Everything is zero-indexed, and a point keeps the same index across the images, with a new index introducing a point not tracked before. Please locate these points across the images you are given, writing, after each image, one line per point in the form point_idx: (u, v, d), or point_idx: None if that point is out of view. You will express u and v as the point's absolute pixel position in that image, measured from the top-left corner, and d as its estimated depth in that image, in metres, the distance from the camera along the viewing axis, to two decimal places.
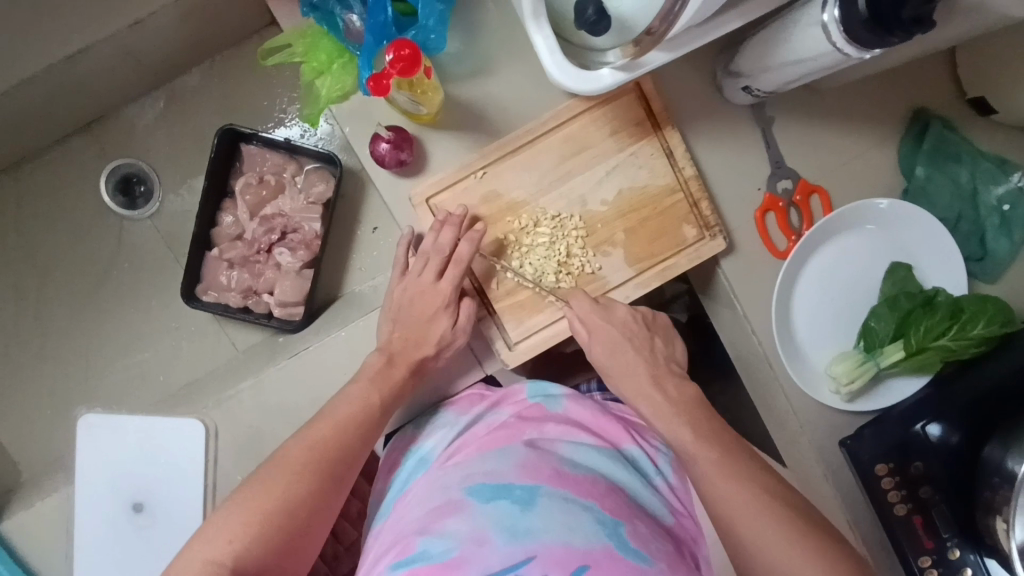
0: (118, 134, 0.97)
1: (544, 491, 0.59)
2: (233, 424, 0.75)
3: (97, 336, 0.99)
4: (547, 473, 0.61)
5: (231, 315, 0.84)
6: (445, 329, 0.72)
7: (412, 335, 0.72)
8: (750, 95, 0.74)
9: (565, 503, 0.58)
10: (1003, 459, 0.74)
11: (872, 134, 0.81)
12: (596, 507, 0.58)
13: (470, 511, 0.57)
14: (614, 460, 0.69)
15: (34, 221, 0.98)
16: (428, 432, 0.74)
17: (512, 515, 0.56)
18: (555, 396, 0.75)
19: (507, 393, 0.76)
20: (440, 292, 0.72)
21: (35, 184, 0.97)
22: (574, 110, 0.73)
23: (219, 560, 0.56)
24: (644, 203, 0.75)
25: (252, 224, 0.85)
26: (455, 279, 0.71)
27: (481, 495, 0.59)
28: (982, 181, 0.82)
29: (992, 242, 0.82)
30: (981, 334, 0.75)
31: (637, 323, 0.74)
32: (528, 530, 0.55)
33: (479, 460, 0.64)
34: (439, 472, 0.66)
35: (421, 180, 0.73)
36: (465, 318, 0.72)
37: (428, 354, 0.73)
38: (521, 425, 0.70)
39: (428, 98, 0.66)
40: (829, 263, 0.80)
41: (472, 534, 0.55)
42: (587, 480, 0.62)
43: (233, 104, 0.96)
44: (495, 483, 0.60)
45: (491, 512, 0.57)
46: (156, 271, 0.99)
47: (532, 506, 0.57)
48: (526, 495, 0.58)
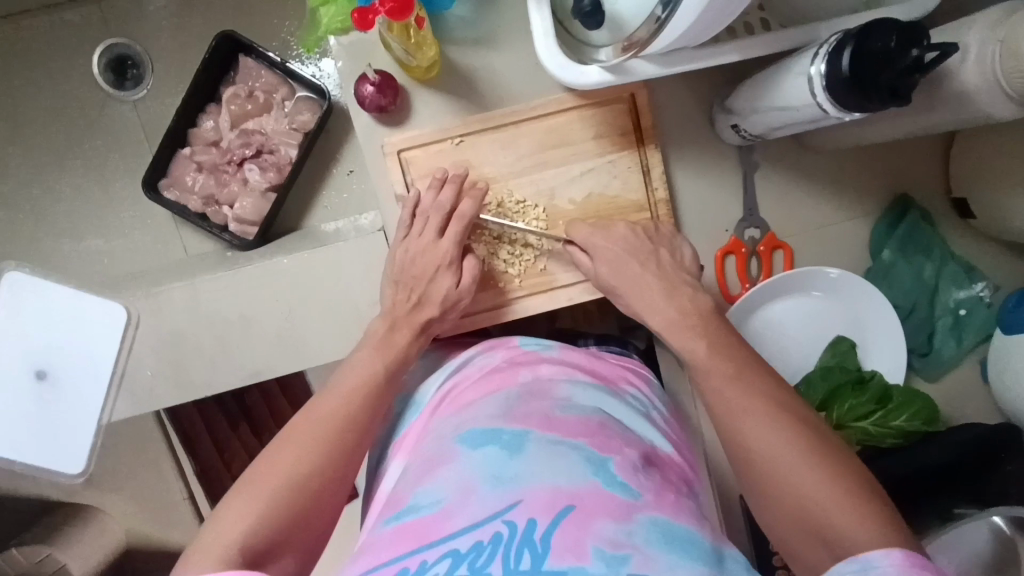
0: (122, 15, 0.97)
1: (534, 436, 0.49)
2: (152, 319, 0.76)
3: (54, 207, 0.99)
4: (537, 416, 0.52)
5: (187, 218, 0.85)
6: (450, 287, 0.70)
7: (416, 298, 0.69)
8: (738, 135, 0.74)
9: (556, 445, 0.48)
10: None
11: (849, 206, 0.82)
12: (586, 446, 0.49)
13: (457, 460, 0.48)
14: (612, 396, 0.61)
15: (18, 77, 0.98)
16: (425, 382, 0.70)
17: (500, 461, 0.47)
18: (548, 346, 0.67)
19: (501, 342, 0.69)
20: (440, 252, 0.70)
21: (29, 41, 0.97)
22: (563, 104, 0.73)
23: (240, 543, 0.49)
24: (609, 212, 0.75)
25: (230, 134, 0.86)
26: (454, 237, 0.70)
27: (469, 442, 0.50)
28: (946, 281, 0.83)
29: (938, 341, 0.83)
30: (900, 426, 0.77)
31: (642, 241, 0.71)
32: (515, 476, 0.45)
33: (470, 407, 0.56)
34: (433, 423, 0.59)
35: (399, 132, 0.73)
36: (469, 273, 0.71)
37: (436, 314, 0.70)
38: (515, 367, 0.62)
39: (422, 52, 0.67)
40: (778, 319, 0.80)
41: (459, 483, 0.45)
42: (579, 420, 0.53)
43: (242, 16, 0.97)
44: (483, 428, 0.51)
45: (477, 460, 0.48)
46: (127, 159, 0.99)
47: (520, 452, 0.48)
48: (515, 439, 0.49)
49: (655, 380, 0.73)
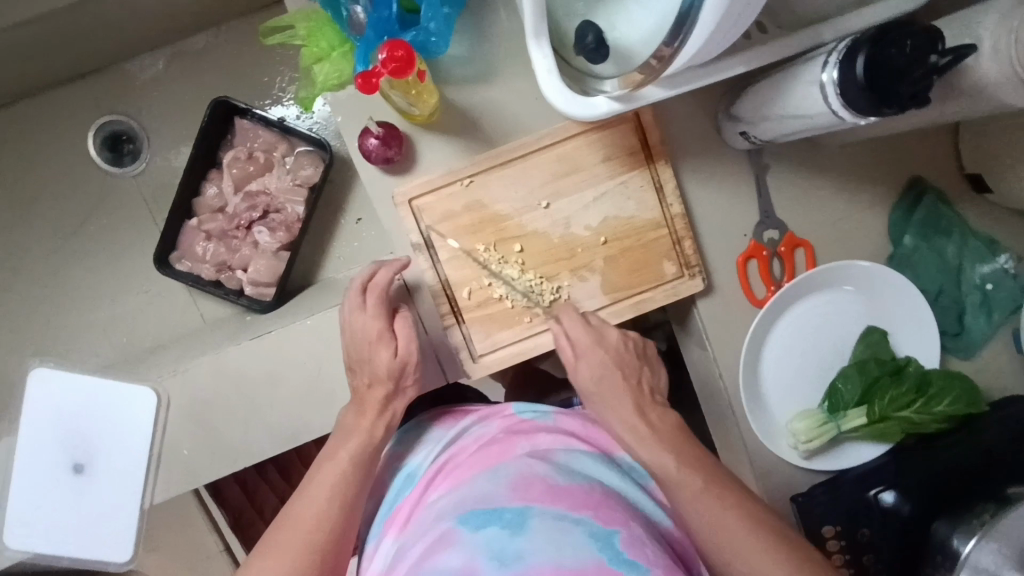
0: (114, 91, 1.01)
1: (536, 510, 0.51)
2: (183, 396, 0.75)
3: (72, 286, 1.02)
4: (539, 489, 0.53)
5: (201, 286, 0.86)
6: (388, 359, 0.68)
7: (368, 378, 0.69)
8: (747, 141, 0.73)
9: (558, 520, 0.50)
10: (949, 537, 0.75)
11: (864, 195, 0.81)
12: (590, 520, 0.50)
13: (459, 541, 0.49)
14: (608, 465, 0.64)
15: (24, 162, 1.01)
16: (417, 448, 0.70)
17: (502, 537, 0.48)
18: (544, 413, 0.69)
19: (495, 408, 0.70)
20: (371, 325, 0.69)
21: (31, 126, 1.00)
22: (568, 132, 0.72)
23: None
24: (628, 233, 0.75)
25: (235, 198, 0.88)
26: (381, 310, 0.68)
27: (469, 519, 0.51)
28: (970, 258, 0.81)
29: (970, 319, 0.82)
30: (945, 411, 0.75)
31: (627, 348, 0.71)
32: (519, 554, 0.47)
33: (470, 481, 0.57)
34: (430, 500, 0.59)
35: (408, 180, 0.72)
36: (406, 339, 0.69)
37: (388, 389, 0.68)
38: (514, 438, 0.63)
39: (423, 100, 0.67)
40: (808, 317, 0.80)
41: (461, 566, 0.47)
42: (581, 492, 0.54)
43: (233, 78, 1.01)
44: (482, 505, 0.52)
45: (480, 539, 0.49)
46: (136, 232, 1.02)
47: (523, 528, 0.49)
48: (517, 516, 0.50)
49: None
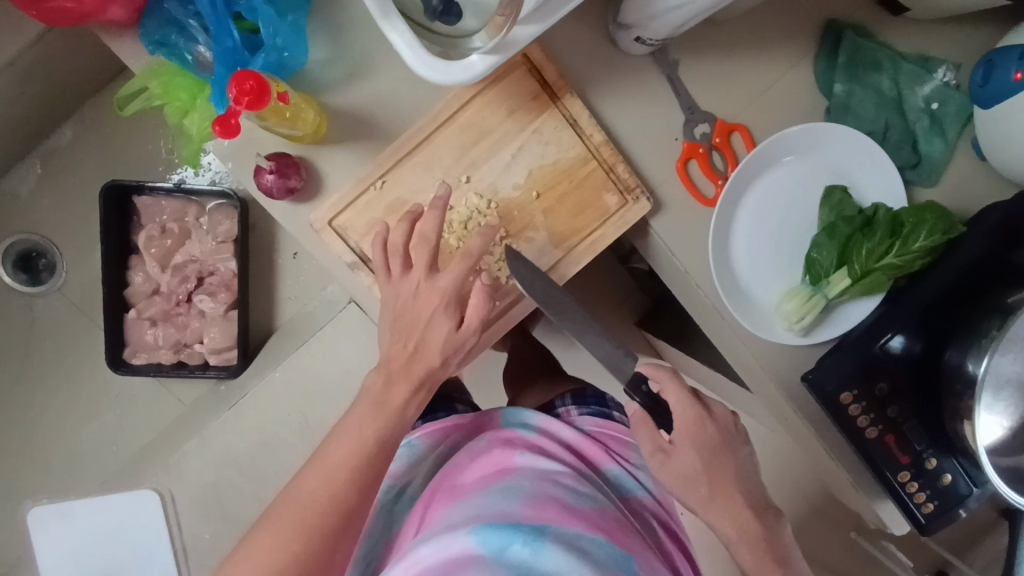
0: (3, 212, 1.01)
1: (556, 528, 0.56)
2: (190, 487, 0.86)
3: (42, 415, 1.03)
4: (555, 510, 0.59)
5: (165, 372, 0.89)
6: (450, 332, 0.66)
7: (415, 344, 0.66)
8: (644, 45, 0.69)
9: (577, 539, 0.56)
10: (964, 363, 0.74)
11: (782, 56, 0.77)
12: (607, 542, 0.57)
13: (482, 554, 0.53)
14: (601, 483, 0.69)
15: None
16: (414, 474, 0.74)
17: (526, 553, 0.53)
18: (531, 421, 0.76)
19: (483, 420, 0.77)
20: (437, 291, 0.66)
21: None
22: (462, 98, 0.69)
23: None
24: (558, 178, 0.72)
25: (165, 276, 0.90)
26: (454, 275, 0.65)
27: (488, 535, 0.55)
28: (907, 83, 0.79)
29: (924, 145, 0.79)
30: (924, 246, 0.72)
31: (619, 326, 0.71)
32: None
33: (482, 496, 0.61)
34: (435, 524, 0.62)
35: (320, 203, 0.69)
36: (476, 319, 0.66)
37: (432, 365, 0.66)
38: (513, 458, 0.68)
39: (301, 119, 0.63)
40: (764, 199, 0.78)
41: None
42: (594, 514, 0.61)
43: (119, 158, 1.01)
44: (501, 518, 0.56)
45: (504, 550, 0.53)
46: (83, 339, 1.03)
47: (546, 543, 0.54)
48: (538, 530, 0.55)
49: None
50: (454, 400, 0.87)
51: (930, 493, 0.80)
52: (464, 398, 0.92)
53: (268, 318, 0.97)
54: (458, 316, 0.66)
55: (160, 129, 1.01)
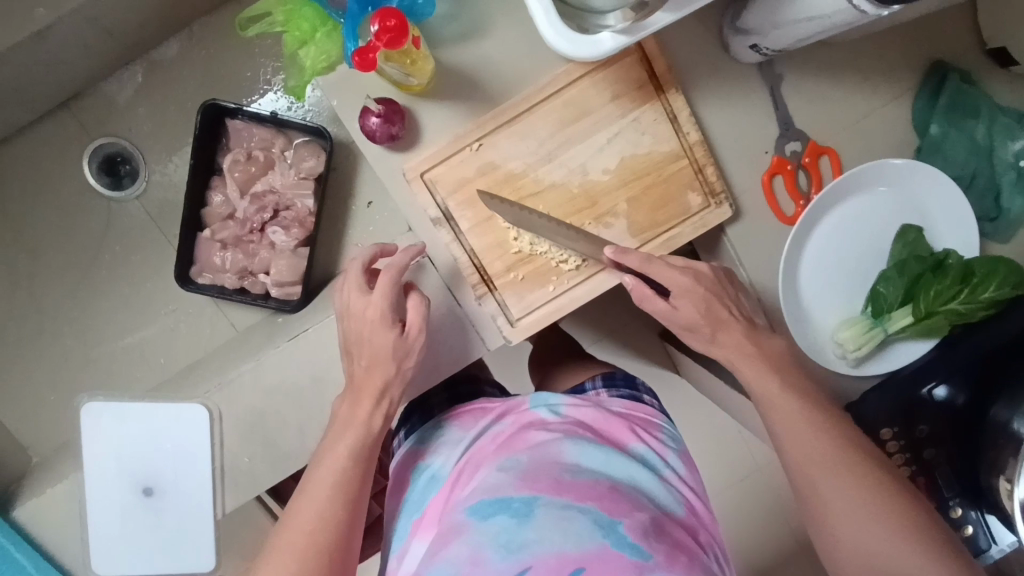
0: (95, 114, 1.03)
1: (542, 501, 0.59)
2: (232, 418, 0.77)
3: (94, 318, 1.05)
4: (546, 483, 0.61)
5: (228, 295, 0.90)
6: (395, 339, 0.67)
7: (368, 361, 0.68)
8: (758, 53, 0.70)
9: (563, 509, 0.58)
10: (1010, 422, 0.74)
11: (886, 89, 0.78)
12: (594, 509, 0.58)
13: (470, 530, 0.58)
14: (618, 453, 0.68)
15: (31, 198, 1.04)
16: (437, 450, 0.74)
17: (511, 528, 0.57)
18: (557, 404, 0.74)
19: (510, 405, 0.76)
20: (376, 306, 0.68)
21: (30, 160, 1.04)
22: (571, 75, 0.70)
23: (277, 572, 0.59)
24: (647, 170, 0.72)
25: (243, 202, 0.92)
26: (390, 293, 0.68)
27: (480, 513, 0.60)
28: (999, 136, 0.78)
29: (1006, 200, 0.79)
30: (991, 297, 0.73)
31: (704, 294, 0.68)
32: (524, 543, 0.55)
33: (485, 474, 0.65)
34: (447, 499, 0.66)
35: (414, 154, 0.71)
36: (415, 322, 0.68)
37: (389, 373, 0.67)
38: (526, 432, 0.70)
39: (419, 68, 0.64)
40: (839, 226, 0.78)
41: (471, 554, 0.56)
42: (588, 485, 0.62)
43: (214, 81, 1.02)
44: (494, 498, 0.61)
45: (489, 528, 0.58)
46: (147, 251, 1.05)
47: (530, 518, 0.58)
48: (524, 507, 0.59)
49: (669, 424, 0.77)
50: (481, 383, 0.89)
51: (948, 540, 0.80)
52: (489, 378, 0.94)
53: (330, 262, 0.99)
54: (398, 323, 0.68)
55: (258, 60, 1.02)
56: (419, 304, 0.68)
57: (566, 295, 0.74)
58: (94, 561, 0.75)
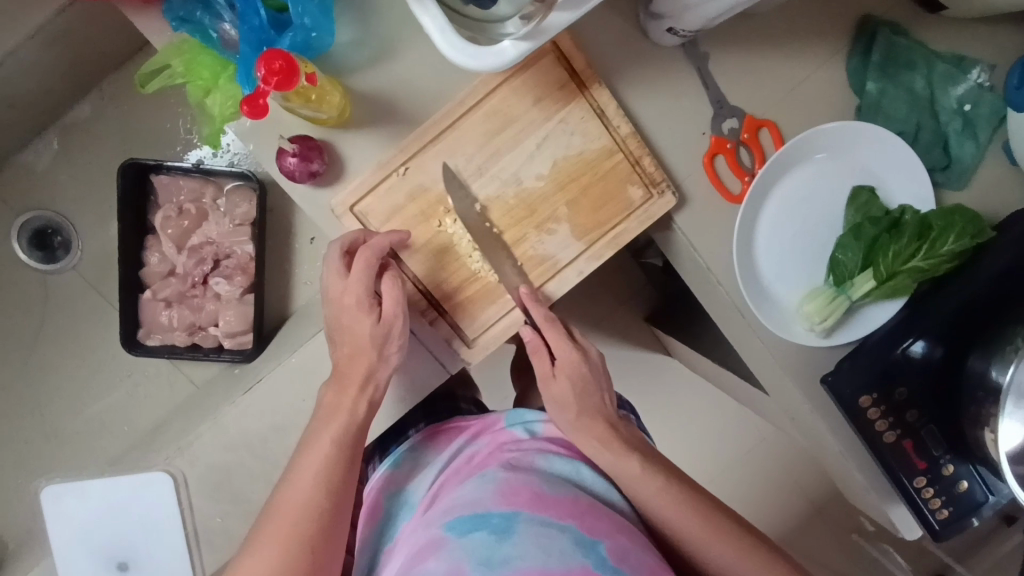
0: (22, 187, 1.01)
1: (523, 516, 0.56)
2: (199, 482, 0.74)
3: (53, 394, 1.04)
4: (525, 498, 0.58)
5: (179, 353, 0.89)
6: (372, 325, 0.65)
7: (349, 350, 0.66)
8: (676, 35, 0.68)
9: (543, 526, 0.55)
10: (987, 371, 0.73)
11: (815, 53, 0.76)
12: (575, 527, 0.56)
13: (447, 546, 0.55)
14: (588, 468, 0.68)
15: None
16: (413, 475, 0.71)
17: (490, 544, 0.54)
18: (533, 421, 0.72)
19: (486, 423, 0.73)
20: (353, 291, 0.65)
21: None
22: (488, 85, 0.68)
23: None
24: (581, 170, 0.70)
25: (181, 257, 0.91)
26: (366, 274, 0.64)
27: (458, 528, 0.56)
28: (940, 84, 0.77)
29: (956, 148, 0.77)
30: (952, 250, 0.71)
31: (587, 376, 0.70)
32: (506, 559, 0.52)
33: (458, 492, 0.62)
34: (422, 520, 0.62)
35: (341, 187, 0.69)
36: (392, 303, 0.65)
37: (371, 359, 0.65)
38: (501, 452, 0.68)
39: (327, 102, 0.63)
40: (790, 196, 0.76)
41: (449, 569, 0.53)
42: (568, 500, 0.60)
43: (137, 137, 1.01)
44: (472, 512, 0.58)
45: (468, 544, 0.55)
46: (96, 318, 1.03)
47: (509, 533, 0.54)
48: (503, 522, 0.56)
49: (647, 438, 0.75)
50: (457, 400, 0.87)
51: (944, 498, 0.78)
52: (467, 395, 0.91)
53: (281, 304, 0.98)
54: (373, 304, 0.65)
55: (179, 109, 1.01)
56: (395, 284, 0.65)
57: (519, 308, 0.72)
58: None
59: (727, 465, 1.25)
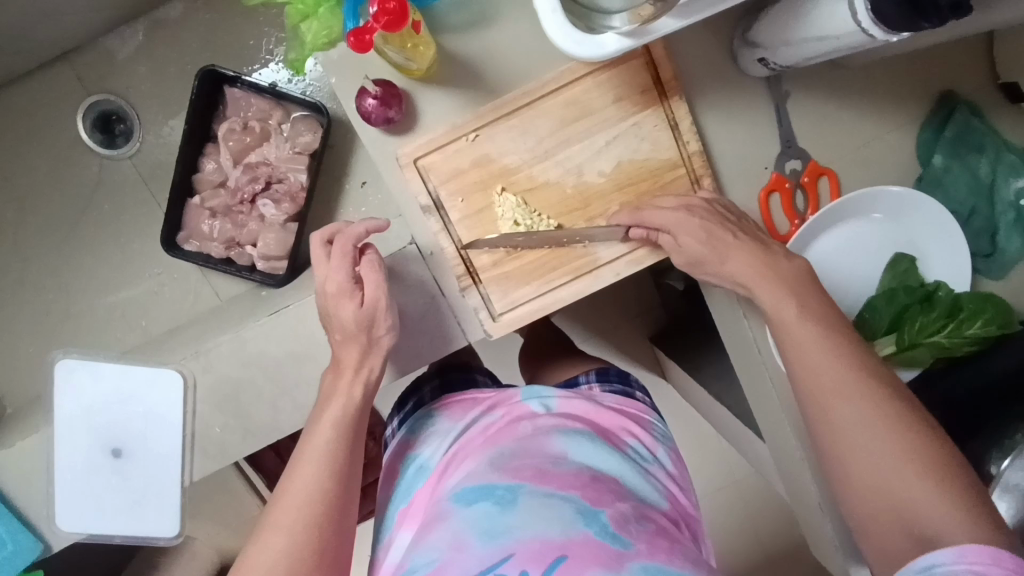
0: (96, 68, 1.03)
1: (526, 489, 0.58)
2: (205, 391, 0.75)
3: (78, 276, 1.05)
4: (530, 472, 0.60)
5: (213, 263, 0.92)
6: (355, 309, 0.66)
7: (339, 334, 0.68)
8: (766, 68, 0.70)
9: (546, 498, 0.57)
10: (984, 459, 0.74)
11: (894, 115, 0.77)
12: (577, 498, 0.57)
13: (453, 516, 0.57)
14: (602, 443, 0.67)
15: (26, 147, 1.04)
16: (426, 439, 0.73)
17: (492, 516, 0.56)
18: (549, 398, 0.72)
19: (501, 397, 0.74)
20: (333, 278, 0.67)
21: (27, 108, 1.03)
22: (576, 73, 0.69)
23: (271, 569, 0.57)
24: (644, 177, 0.72)
25: (235, 172, 0.93)
26: (344, 261, 0.67)
27: (464, 500, 0.59)
28: (1004, 173, 0.78)
29: (1003, 239, 0.78)
30: (976, 334, 0.73)
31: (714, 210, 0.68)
32: (507, 529, 0.54)
33: (469, 464, 0.64)
34: (435, 489, 0.65)
35: (410, 139, 0.70)
36: (372, 286, 0.67)
37: (360, 343, 0.67)
38: (514, 424, 0.69)
39: (420, 53, 0.64)
40: (835, 248, 0.77)
41: (454, 539, 0.55)
42: (572, 473, 0.61)
43: (217, 46, 1.02)
44: (478, 484, 0.60)
45: (473, 514, 0.57)
46: (137, 212, 1.05)
47: (513, 506, 0.56)
48: (507, 494, 0.58)
49: (658, 420, 0.77)
50: (472, 370, 0.87)
51: None
52: (480, 367, 0.92)
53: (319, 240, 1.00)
54: (356, 292, 0.67)
55: (263, 28, 1.02)
56: (375, 267, 0.67)
57: (550, 295, 0.73)
58: (58, 519, 0.75)
59: (706, 494, 1.27)
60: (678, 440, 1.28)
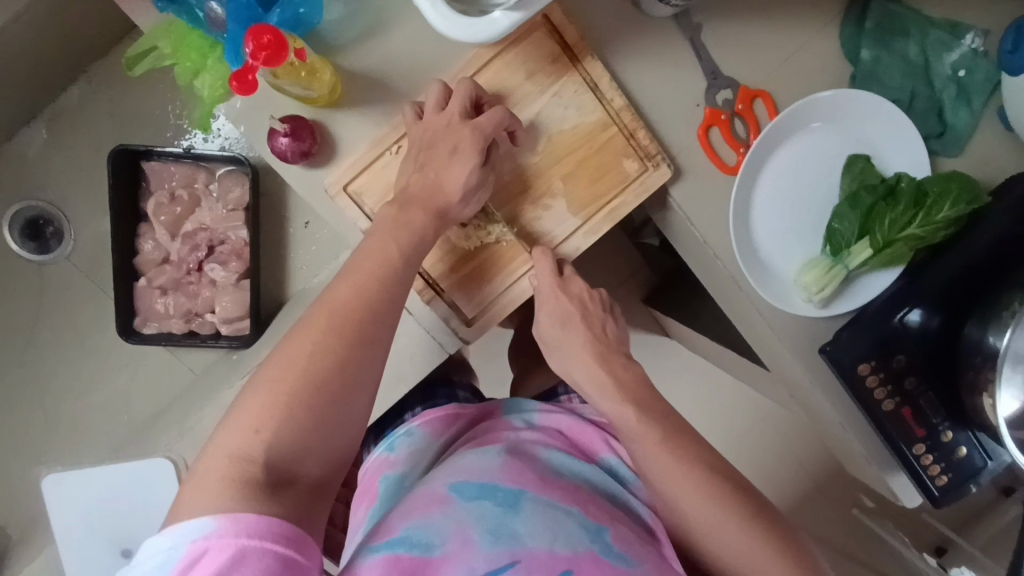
0: (11, 176, 1.01)
1: (529, 495, 0.56)
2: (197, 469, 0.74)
3: (50, 386, 1.04)
4: (531, 477, 0.59)
5: (175, 340, 0.90)
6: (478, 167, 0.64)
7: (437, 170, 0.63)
8: (668, 6, 0.68)
9: (550, 507, 0.56)
10: (983, 337, 0.72)
11: (810, 20, 0.75)
12: (581, 513, 0.56)
13: (453, 505, 0.55)
14: (587, 463, 0.67)
15: None
16: (407, 454, 0.70)
17: (497, 515, 0.54)
18: (531, 412, 0.73)
19: (484, 411, 0.75)
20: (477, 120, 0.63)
21: None
22: (482, 59, 0.67)
23: (246, 454, 0.49)
24: (578, 144, 0.70)
25: (175, 244, 0.92)
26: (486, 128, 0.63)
27: (465, 491, 0.56)
28: (934, 51, 0.76)
29: (950, 114, 0.77)
30: (948, 216, 0.70)
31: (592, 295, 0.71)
32: (512, 533, 0.53)
33: (461, 457, 0.62)
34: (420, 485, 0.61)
35: (335, 167, 0.68)
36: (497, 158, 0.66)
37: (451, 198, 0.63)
38: (503, 434, 0.68)
39: (318, 78, 0.63)
40: (784, 170, 0.76)
41: (457, 529, 0.53)
42: (571, 487, 0.60)
43: (127, 124, 1.01)
44: (480, 480, 0.57)
45: (475, 509, 0.54)
46: (91, 308, 1.03)
47: (517, 509, 0.55)
48: (511, 496, 0.56)
49: None
50: (454, 386, 0.86)
51: (944, 465, 0.77)
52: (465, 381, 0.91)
53: (279, 289, 0.99)
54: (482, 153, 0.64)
55: (166, 94, 1.00)
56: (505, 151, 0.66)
57: (514, 287, 0.72)
58: None
59: (729, 439, 1.26)
60: (685, 394, 1.27)
